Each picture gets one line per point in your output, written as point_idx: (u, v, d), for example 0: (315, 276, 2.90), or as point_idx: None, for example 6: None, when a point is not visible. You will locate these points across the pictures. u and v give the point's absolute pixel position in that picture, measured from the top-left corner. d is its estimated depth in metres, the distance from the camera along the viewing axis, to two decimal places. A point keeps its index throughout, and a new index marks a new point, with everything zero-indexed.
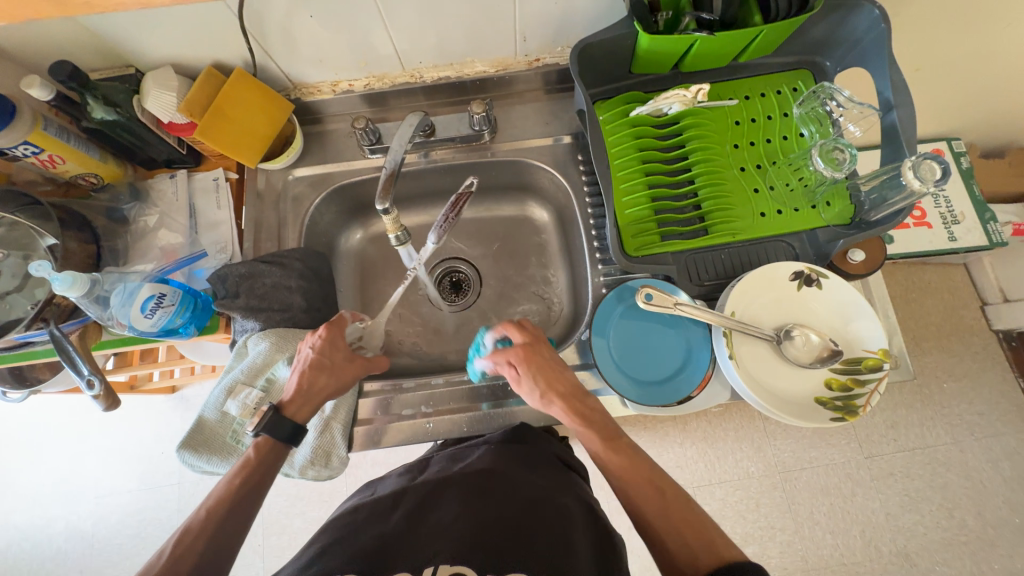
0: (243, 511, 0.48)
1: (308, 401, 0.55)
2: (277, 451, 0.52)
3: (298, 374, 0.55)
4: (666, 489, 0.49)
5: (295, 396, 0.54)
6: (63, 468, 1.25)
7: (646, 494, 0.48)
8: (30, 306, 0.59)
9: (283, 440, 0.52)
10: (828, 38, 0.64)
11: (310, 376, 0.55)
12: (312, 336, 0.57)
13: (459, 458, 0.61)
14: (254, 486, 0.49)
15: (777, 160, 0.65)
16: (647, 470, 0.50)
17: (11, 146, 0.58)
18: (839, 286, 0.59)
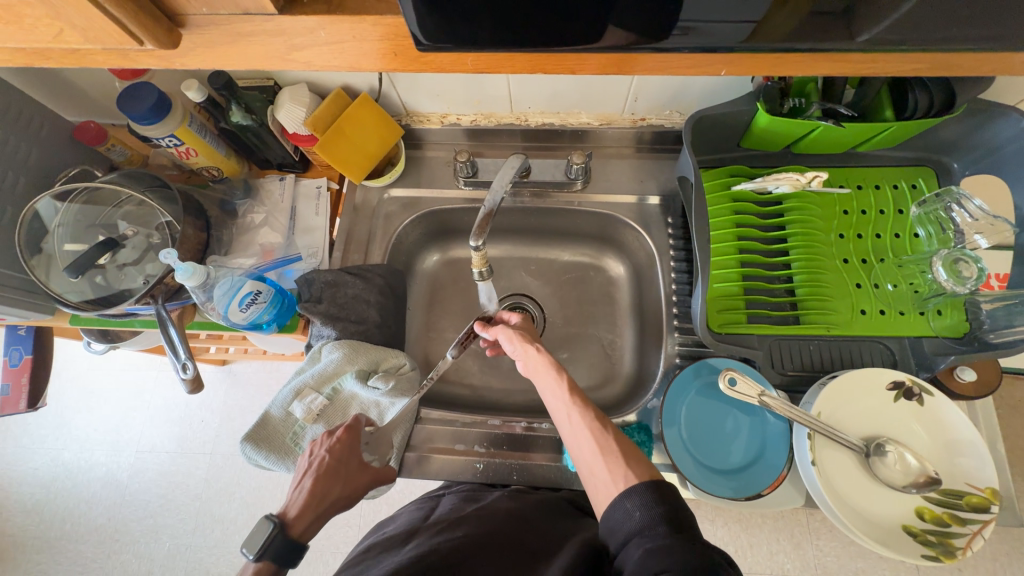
0: None
1: (314, 518, 0.49)
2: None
3: (306, 485, 0.50)
4: (600, 422, 0.47)
5: (303, 509, 0.48)
6: (114, 416, 1.33)
7: (579, 429, 0.47)
8: (141, 280, 0.63)
9: (278, 563, 0.45)
10: (960, 141, 0.60)
11: (321, 487, 0.50)
12: (327, 439, 0.54)
13: (473, 498, 0.58)
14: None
15: (885, 257, 0.61)
16: (588, 412, 0.48)
17: (160, 137, 0.63)
18: (945, 406, 0.54)
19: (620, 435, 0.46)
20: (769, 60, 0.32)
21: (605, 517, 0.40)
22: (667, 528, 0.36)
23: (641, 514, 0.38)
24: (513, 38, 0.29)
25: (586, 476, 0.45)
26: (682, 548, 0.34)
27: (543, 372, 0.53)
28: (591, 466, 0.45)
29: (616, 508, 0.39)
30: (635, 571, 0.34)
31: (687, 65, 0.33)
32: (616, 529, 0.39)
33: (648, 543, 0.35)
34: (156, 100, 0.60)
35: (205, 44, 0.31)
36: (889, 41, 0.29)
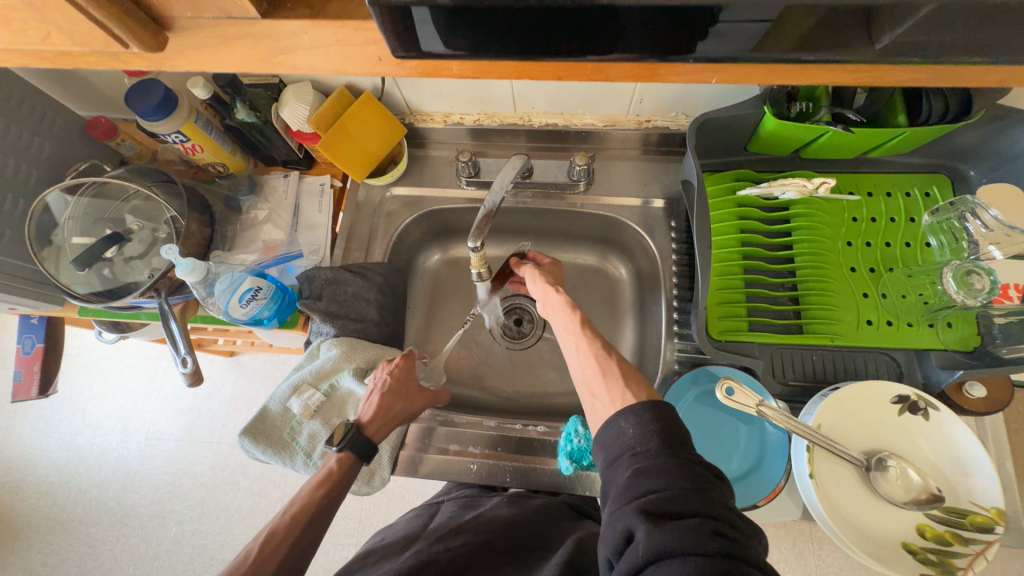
0: (316, 529, 0.49)
1: (383, 425, 0.58)
2: (351, 466, 0.54)
3: (374, 398, 0.59)
4: (606, 350, 0.49)
5: (374, 416, 0.57)
6: (126, 403, 1.36)
7: (587, 358, 0.49)
8: (146, 273, 0.65)
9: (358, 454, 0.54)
10: (976, 147, 0.58)
11: (387, 401, 0.58)
12: (388, 364, 0.62)
13: (471, 504, 0.59)
14: (333, 500, 0.51)
15: (895, 267, 0.59)
16: (597, 343, 0.50)
17: (167, 133, 0.64)
18: (951, 422, 0.52)
19: (623, 363, 0.48)
20: (774, 69, 0.31)
21: (597, 437, 0.40)
22: (657, 445, 0.36)
23: (633, 432, 0.37)
24: (500, 46, 0.28)
25: (587, 398, 0.47)
26: (672, 469, 0.34)
27: (558, 310, 0.56)
28: (592, 389, 0.46)
29: (609, 425, 0.39)
30: (623, 491, 0.34)
31: (690, 74, 0.32)
32: (608, 446, 0.38)
33: (639, 463, 0.35)
34: (163, 97, 0.60)
35: (197, 46, 0.31)
36: (897, 51, 0.28)
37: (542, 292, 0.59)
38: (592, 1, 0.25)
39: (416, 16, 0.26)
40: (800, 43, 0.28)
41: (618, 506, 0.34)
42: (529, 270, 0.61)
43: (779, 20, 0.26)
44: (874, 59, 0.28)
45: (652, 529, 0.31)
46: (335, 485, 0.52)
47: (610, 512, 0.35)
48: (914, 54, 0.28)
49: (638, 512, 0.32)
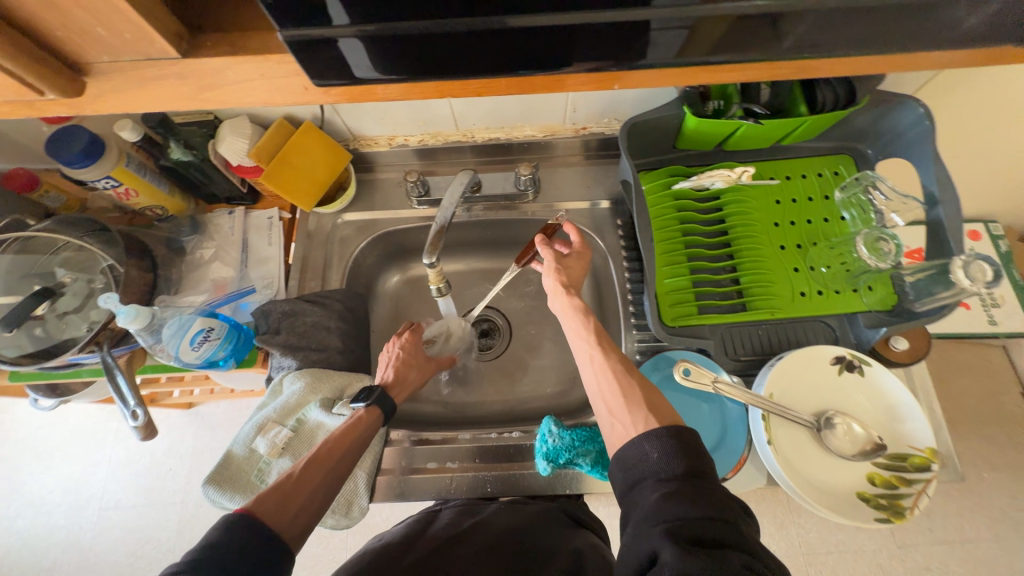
0: (348, 463, 0.52)
1: (402, 392, 0.64)
2: (374, 419, 0.57)
3: (392, 369, 0.65)
4: (626, 369, 0.49)
5: (393, 384, 0.64)
6: (73, 474, 1.25)
7: (605, 374, 0.49)
8: (84, 326, 0.61)
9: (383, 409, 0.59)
10: (869, 128, 0.65)
11: (405, 372, 0.65)
12: (398, 339, 0.68)
13: (470, 512, 0.57)
14: (360, 445, 0.54)
15: (818, 241, 0.65)
16: (613, 358, 0.51)
17: (95, 180, 0.61)
18: (883, 376, 0.57)
19: (644, 385, 0.48)
20: (683, 72, 0.33)
21: (618, 454, 0.42)
22: (684, 473, 0.37)
23: (659, 457, 0.39)
24: (424, 67, 0.30)
25: (605, 418, 0.47)
26: (699, 498, 0.35)
27: (575, 319, 0.56)
28: (608, 404, 0.47)
29: (633, 446, 0.40)
30: (651, 514, 0.35)
31: (610, 82, 0.34)
32: (631, 468, 0.40)
33: (666, 487, 0.36)
34: (88, 143, 0.58)
35: (119, 91, 0.31)
36: (797, 49, 0.31)
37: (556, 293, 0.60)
38: (500, 22, 0.27)
39: (344, 48, 0.28)
40: (716, 47, 0.30)
41: (645, 527, 0.35)
42: (547, 254, 0.62)
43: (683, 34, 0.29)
44: (774, 53, 0.31)
45: (681, 553, 0.32)
46: (360, 431, 0.55)
47: (634, 533, 0.36)
48: (803, 51, 0.31)
49: (667, 533, 0.33)
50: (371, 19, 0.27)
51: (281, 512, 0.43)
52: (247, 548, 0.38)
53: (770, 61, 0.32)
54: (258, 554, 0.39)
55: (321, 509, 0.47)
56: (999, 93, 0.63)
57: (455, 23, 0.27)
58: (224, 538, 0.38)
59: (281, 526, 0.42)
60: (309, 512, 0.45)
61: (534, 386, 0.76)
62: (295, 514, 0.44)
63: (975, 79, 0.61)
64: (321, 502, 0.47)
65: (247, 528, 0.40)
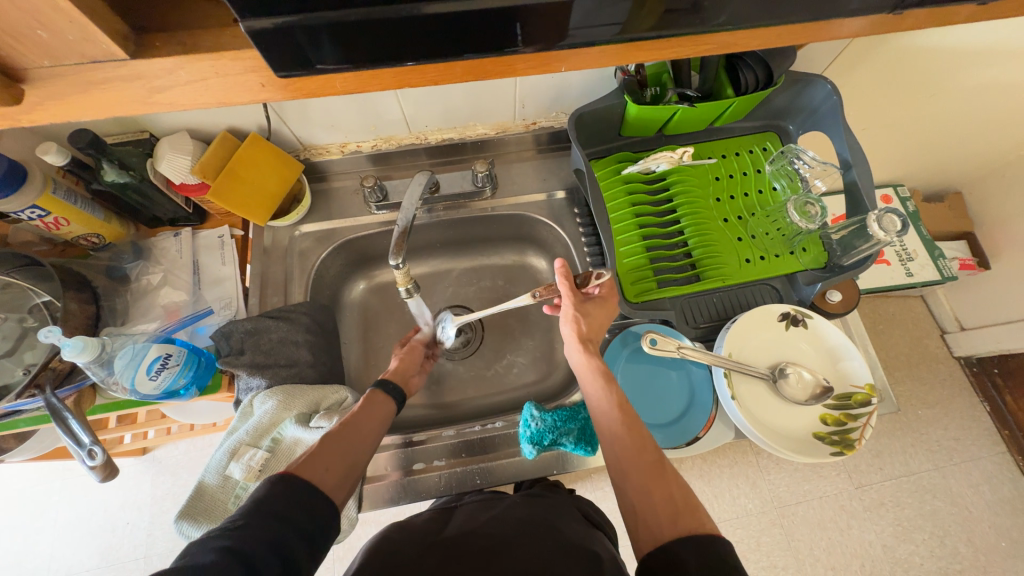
0: (370, 434, 0.54)
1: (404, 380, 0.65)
2: (389, 401, 0.59)
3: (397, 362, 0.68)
4: (657, 461, 0.49)
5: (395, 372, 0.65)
6: (13, 546, 1.12)
7: (632, 462, 0.49)
8: (20, 371, 0.55)
9: (390, 394, 0.60)
10: (789, 106, 0.72)
11: (407, 361, 0.67)
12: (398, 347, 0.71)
13: (490, 504, 0.58)
14: (379, 419, 0.56)
15: (756, 211, 0.71)
16: (643, 448, 0.50)
17: (18, 210, 0.56)
18: (824, 326, 0.64)
19: (674, 479, 0.48)
20: (632, 48, 0.36)
21: (648, 554, 0.42)
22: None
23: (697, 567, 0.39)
24: (363, 57, 0.31)
25: (631, 510, 0.47)
26: None
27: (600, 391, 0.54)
28: (638, 494, 0.47)
29: (668, 551, 0.41)
30: None
31: (558, 65, 0.36)
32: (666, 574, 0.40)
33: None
34: (7, 170, 0.53)
35: (57, 99, 0.30)
36: (729, 24, 0.34)
37: (580, 353, 0.57)
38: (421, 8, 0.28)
39: (266, 40, 0.28)
40: (656, 24, 0.33)
41: None
42: (571, 305, 0.59)
43: (629, 11, 0.31)
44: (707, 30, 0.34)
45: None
46: (374, 410, 0.56)
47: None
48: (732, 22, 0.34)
49: None
50: (309, 10, 0.27)
51: (313, 466, 0.46)
52: (294, 499, 0.41)
53: (705, 35, 0.35)
54: (303, 503, 0.42)
55: (355, 467, 0.50)
56: (890, 68, 0.71)
57: (385, 10, 0.28)
58: (271, 492, 0.41)
59: (318, 480, 0.45)
60: (340, 469, 0.48)
61: (512, 378, 0.78)
62: (327, 470, 0.47)
63: (870, 55, 0.69)
64: (353, 462, 0.50)
65: (289, 483, 0.43)
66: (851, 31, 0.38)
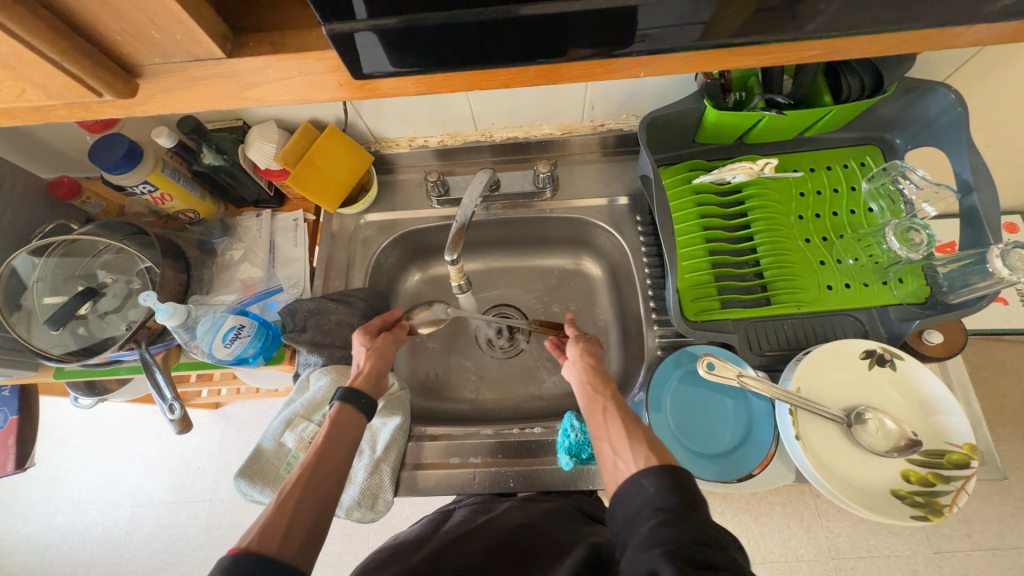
0: (338, 463, 0.47)
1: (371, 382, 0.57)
2: (357, 421, 0.51)
3: (366, 361, 0.59)
4: (631, 419, 0.48)
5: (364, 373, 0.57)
6: (107, 472, 1.28)
7: (609, 420, 0.48)
8: (123, 326, 0.63)
9: (361, 408, 0.52)
10: (897, 118, 0.64)
11: (379, 363, 0.59)
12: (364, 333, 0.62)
13: (484, 509, 0.58)
14: (347, 445, 0.49)
15: (844, 233, 0.64)
16: (623, 411, 0.50)
17: (133, 185, 0.64)
18: (917, 370, 0.56)
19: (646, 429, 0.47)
20: (705, 57, 0.33)
21: (618, 490, 0.41)
22: (679, 502, 0.36)
23: (655, 489, 0.38)
24: (433, 61, 0.31)
25: (606, 464, 0.45)
26: (689, 523, 0.34)
27: (585, 378, 0.55)
28: (614, 448, 0.45)
29: (632, 481, 0.40)
30: (645, 540, 0.34)
31: (635, 70, 0.34)
32: (629, 502, 0.39)
33: (663, 515, 0.35)
34: (128, 151, 0.61)
35: (168, 92, 0.33)
36: (818, 30, 0.31)
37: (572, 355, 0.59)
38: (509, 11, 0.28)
39: (350, 44, 0.29)
40: (736, 32, 0.31)
41: (642, 550, 0.34)
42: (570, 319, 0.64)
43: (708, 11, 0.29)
44: (795, 38, 0.31)
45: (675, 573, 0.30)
46: (343, 435, 0.49)
47: (631, 556, 0.34)
48: (825, 32, 0.31)
49: (666, 554, 0.32)
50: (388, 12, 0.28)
51: (269, 535, 0.38)
52: None
53: (796, 42, 0.32)
54: None
55: (323, 518, 0.42)
56: None
57: (469, 13, 0.28)
58: None
59: (275, 550, 0.37)
60: (304, 526, 0.41)
61: (555, 384, 0.76)
62: (287, 533, 0.39)
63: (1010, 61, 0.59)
64: (320, 511, 0.43)
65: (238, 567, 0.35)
66: (979, 36, 0.33)
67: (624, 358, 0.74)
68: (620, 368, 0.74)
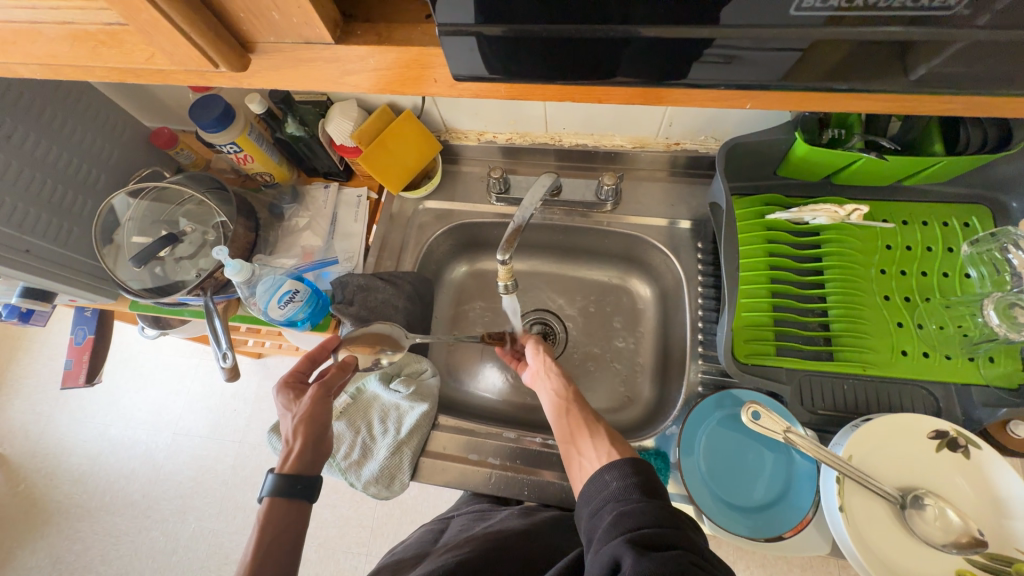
0: (279, 566, 0.44)
1: (314, 437, 0.52)
2: (295, 509, 0.48)
3: (297, 431, 0.53)
4: (596, 419, 0.54)
5: (301, 433, 0.52)
6: (157, 397, 1.40)
7: (576, 424, 0.54)
8: (194, 273, 0.69)
9: (297, 493, 0.48)
10: (1020, 180, 0.57)
11: (314, 414, 0.54)
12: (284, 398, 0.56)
13: (482, 517, 0.61)
14: (285, 546, 0.45)
15: (932, 297, 0.58)
16: (586, 413, 0.55)
17: (223, 144, 0.69)
18: (995, 462, 0.50)
19: (610, 427, 0.53)
20: (816, 93, 0.31)
21: (584, 489, 0.45)
22: (640, 493, 0.41)
23: (617, 484, 0.42)
24: (523, 67, 0.30)
25: (578, 465, 0.51)
26: (649, 510, 0.39)
27: (551, 379, 0.61)
28: (579, 448, 0.52)
29: (593, 479, 0.44)
30: (608, 530, 0.38)
31: (735, 98, 0.32)
32: (593, 497, 0.43)
33: (623, 507, 0.40)
34: (223, 112, 0.65)
35: (272, 68, 0.34)
36: (936, 82, 0.28)
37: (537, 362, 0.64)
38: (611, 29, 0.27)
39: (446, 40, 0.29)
40: (835, 71, 0.28)
41: (605, 539, 0.37)
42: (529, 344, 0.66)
43: (831, 49, 0.27)
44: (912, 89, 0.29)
45: (638, 557, 0.34)
46: (281, 533, 0.46)
47: (597, 549, 0.38)
48: (951, 85, 0.28)
49: (626, 541, 0.36)
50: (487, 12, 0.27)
51: None
52: None
53: (912, 92, 0.29)
54: None
55: None
56: None
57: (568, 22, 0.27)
58: None
59: None
60: None
61: None
62: None
63: None
64: None
65: None
66: None
67: (661, 386, 0.71)
68: (654, 395, 0.72)
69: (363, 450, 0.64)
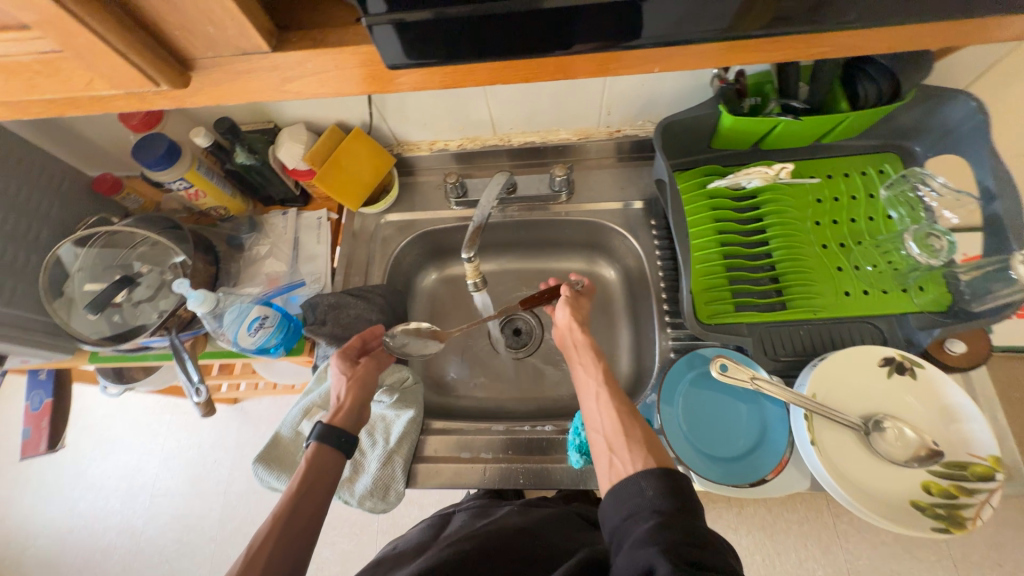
0: (316, 505, 0.50)
1: (361, 409, 0.60)
2: (335, 460, 0.54)
3: (348, 394, 0.60)
4: (631, 412, 0.51)
5: (352, 402, 0.59)
6: (129, 461, 1.32)
7: (610, 413, 0.51)
8: (155, 315, 0.66)
9: (340, 449, 0.54)
10: (918, 125, 0.63)
11: (363, 394, 0.60)
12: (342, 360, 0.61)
13: (483, 513, 0.61)
14: (323, 488, 0.51)
15: (862, 240, 0.63)
16: (619, 400, 0.53)
17: (171, 181, 0.68)
18: (938, 378, 0.55)
19: (645, 426, 0.50)
20: (718, 51, 0.34)
21: (616, 489, 0.43)
22: (676, 507, 0.39)
23: (654, 493, 0.40)
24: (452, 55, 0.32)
25: (606, 457, 0.48)
26: (686, 526, 0.37)
27: (583, 358, 0.59)
28: (610, 442, 0.49)
29: (630, 483, 0.42)
30: (642, 538, 0.37)
31: (650, 65, 0.36)
32: (626, 501, 0.41)
33: (662, 518, 0.38)
34: (168, 149, 0.64)
35: (215, 86, 0.36)
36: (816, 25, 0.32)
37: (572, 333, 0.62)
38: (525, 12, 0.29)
39: (378, 34, 0.31)
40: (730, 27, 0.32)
41: (639, 546, 0.36)
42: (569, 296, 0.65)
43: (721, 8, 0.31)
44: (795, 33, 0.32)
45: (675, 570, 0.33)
46: (320, 478, 0.52)
47: (628, 554, 0.37)
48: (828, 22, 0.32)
49: (664, 552, 0.34)
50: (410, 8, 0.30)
51: None
52: None
53: (798, 37, 0.33)
54: None
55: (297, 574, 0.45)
56: None
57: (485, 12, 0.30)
58: None
59: None
60: None
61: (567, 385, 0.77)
62: None
63: None
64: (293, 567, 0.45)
65: None
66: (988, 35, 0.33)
67: (637, 359, 0.74)
68: (632, 369, 0.75)
69: (354, 466, 0.64)
